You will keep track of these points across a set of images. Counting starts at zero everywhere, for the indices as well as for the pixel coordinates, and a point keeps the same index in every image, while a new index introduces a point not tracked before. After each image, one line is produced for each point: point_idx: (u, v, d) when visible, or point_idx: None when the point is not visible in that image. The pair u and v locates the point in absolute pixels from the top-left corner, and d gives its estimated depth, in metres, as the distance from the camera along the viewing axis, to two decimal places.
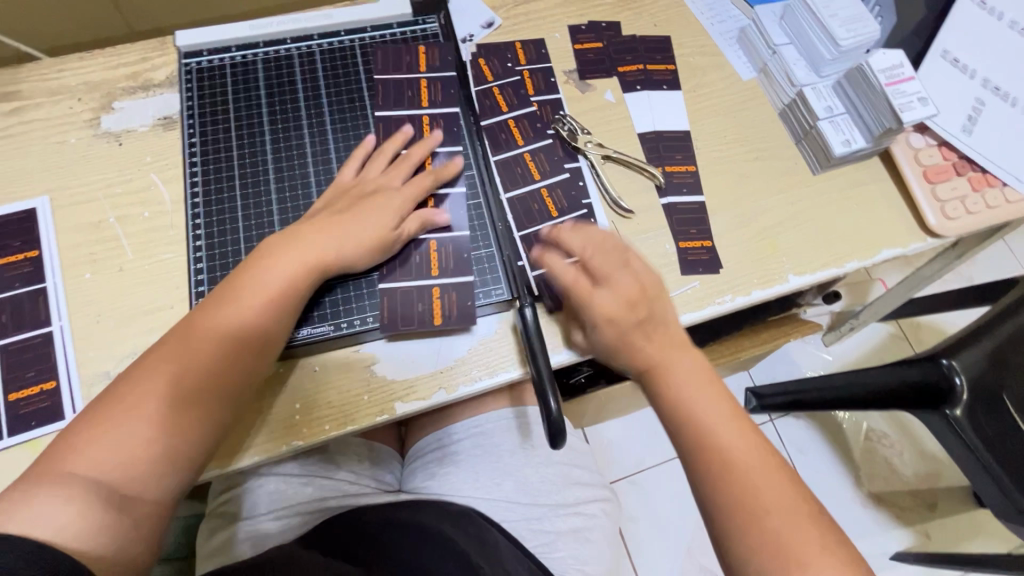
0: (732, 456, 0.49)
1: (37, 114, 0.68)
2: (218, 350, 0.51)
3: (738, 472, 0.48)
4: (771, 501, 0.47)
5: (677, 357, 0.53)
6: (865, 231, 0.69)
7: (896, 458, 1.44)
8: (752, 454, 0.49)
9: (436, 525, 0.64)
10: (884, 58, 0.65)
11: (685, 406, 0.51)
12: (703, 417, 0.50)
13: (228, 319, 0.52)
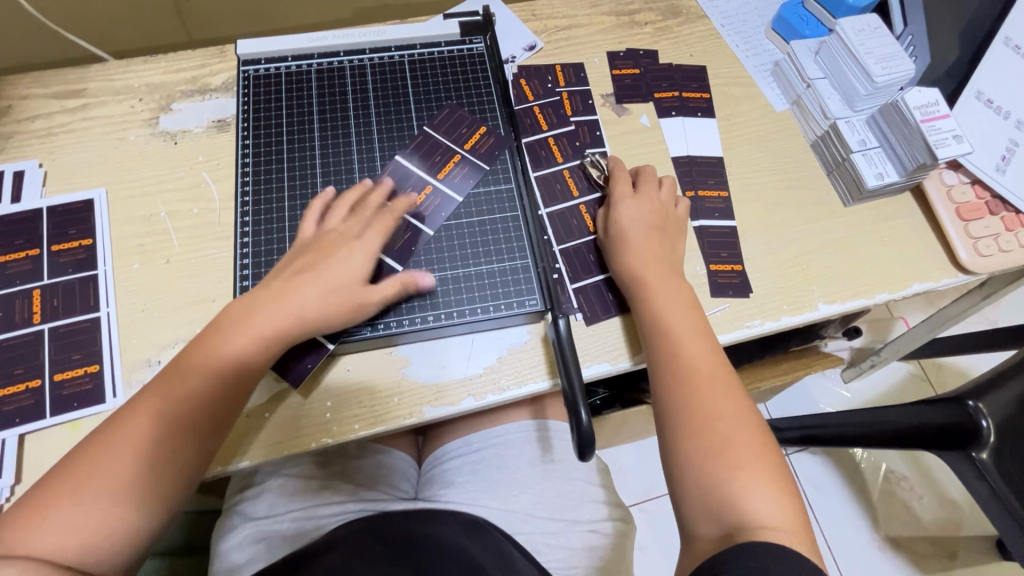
0: (704, 381, 0.54)
1: (100, 111, 0.71)
2: (195, 392, 0.52)
3: (703, 394, 0.53)
4: (727, 429, 0.52)
5: (665, 292, 0.60)
6: (896, 264, 0.70)
7: (915, 502, 1.41)
8: (723, 389, 0.54)
9: (454, 539, 0.63)
10: (919, 96, 0.66)
11: (674, 341, 0.57)
12: (680, 346, 0.56)
13: (215, 357, 0.53)
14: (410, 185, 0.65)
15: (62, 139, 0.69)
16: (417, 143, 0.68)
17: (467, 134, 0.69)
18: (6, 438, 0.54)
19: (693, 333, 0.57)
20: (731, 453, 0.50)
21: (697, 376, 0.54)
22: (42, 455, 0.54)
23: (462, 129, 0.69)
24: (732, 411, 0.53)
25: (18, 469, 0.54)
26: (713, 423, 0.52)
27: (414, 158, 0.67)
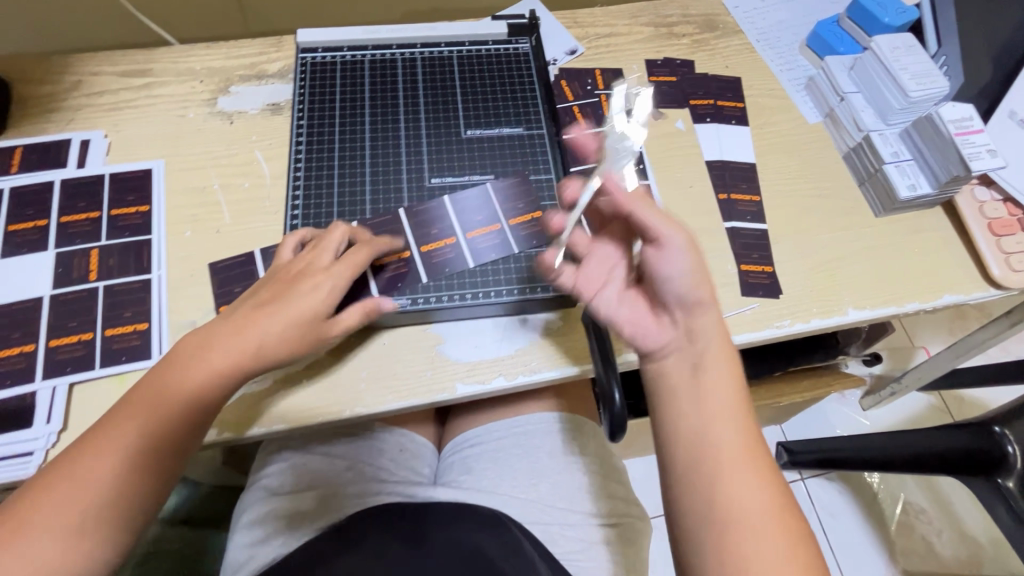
0: (729, 450, 0.45)
1: (164, 90, 0.75)
2: (154, 428, 0.50)
3: (724, 465, 0.45)
4: (745, 506, 0.43)
5: (703, 376, 0.48)
6: (927, 275, 0.70)
7: (934, 537, 1.37)
8: (748, 456, 0.45)
9: (471, 536, 0.64)
10: (954, 110, 0.68)
11: (698, 433, 0.46)
12: (710, 444, 0.46)
13: (185, 388, 0.51)
14: (438, 231, 0.65)
15: (127, 114, 0.73)
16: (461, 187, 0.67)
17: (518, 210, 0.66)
18: (56, 386, 0.56)
19: (721, 389, 0.48)
20: (751, 537, 0.42)
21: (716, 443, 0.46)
22: (86, 405, 0.56)
23: (516, 205, 0.67)
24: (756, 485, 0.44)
25: (66, 416, 0.55)
26: (735, 498, 0.44)
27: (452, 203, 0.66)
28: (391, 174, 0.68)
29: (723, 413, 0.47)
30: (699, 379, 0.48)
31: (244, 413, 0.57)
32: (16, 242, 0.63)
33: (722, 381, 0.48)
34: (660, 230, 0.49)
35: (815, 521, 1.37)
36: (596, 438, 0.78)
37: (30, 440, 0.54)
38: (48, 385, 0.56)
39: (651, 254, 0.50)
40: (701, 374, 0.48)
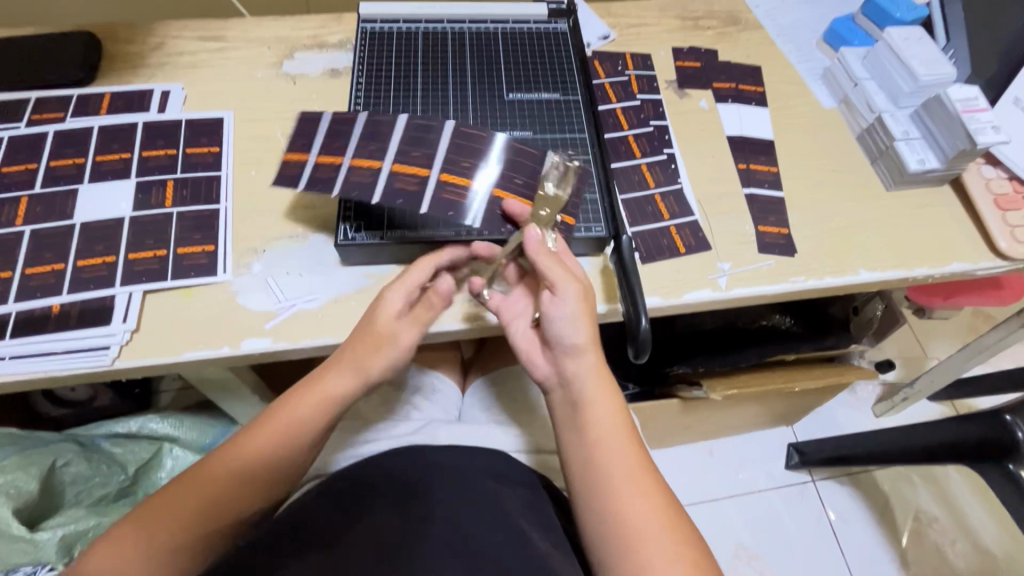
0: (622, 480, 0.56)
1: (236, 53, 0.84)
2: (247, 481, 0.57)
3: (619, 489, 0.55)
4: (641, 523, 0.54)
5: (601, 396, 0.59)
6: (935, 244, 0.74)
7: (948, 545, 1.29)
8: (636, 475, 0.56)
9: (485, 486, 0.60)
10: (960, 91, 0.73)
11: (596, 439, 0.58)
12: (603, 452, 0.57)
13: (249, 468, 0.57)
14: (461, 163, 0.62)
15: (202, 71, 0.81)
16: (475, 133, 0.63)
17: (513, 185, 0.63)
18: (132, 292, 0.62)
19: (614, 427, 0.58)
20: (647, 540, 0.53)
21: (611, 474, 0.56)
22: (159, 312, 0.62)
23: (517, 179, 0.63)
24: (647, 506, 0.55)
25: (140, 318, 0.62)
26: (631, 518, 0.54)
27: (471, 149, 0.63)
28: None
29: (617, 449, 0.57)
30: (599, 423, 0.58)
31: (300, 324, 0.63)
32: (103, 170, 0.70)
33: (615, 421, 0.59)
34: (553, 278, 0.58)
35: (825, 525, 1.30)
36: None
37: (107, 336, 0.60)
38: (125, 290, 0.62)
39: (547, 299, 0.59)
40: (579, 409, 0.59)
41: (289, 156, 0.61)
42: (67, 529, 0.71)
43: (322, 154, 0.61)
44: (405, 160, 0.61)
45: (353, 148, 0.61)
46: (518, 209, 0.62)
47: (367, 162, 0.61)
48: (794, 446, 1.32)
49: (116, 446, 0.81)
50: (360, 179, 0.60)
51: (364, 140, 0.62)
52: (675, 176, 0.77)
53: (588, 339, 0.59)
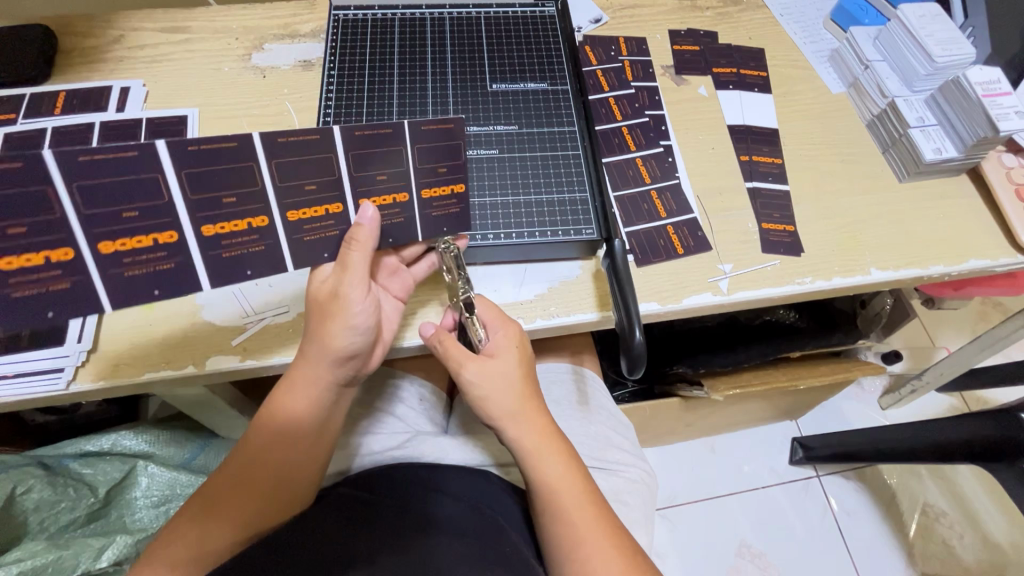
0: (559, 496, 0.52)
1: (201, 46, 0.78)
2: (281, 448, 0.54)
3: (582, 556, 0.51)
4: (582, 545, 0.51)
5: (548, 457, 0.53)
6: (952, 239, 0.69)
7: (955, 540, 1.19)
8: (599, 538, 0.51)
9: (468, 497, 0.57)
10: (981, 73, 0.68)
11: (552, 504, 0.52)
12: (561, 514, 0.52)
13: (280, 436, 0.54)
14: (378, 179, 0.53)
15: (165, 65, 0.76)
16: (379, 132, 0.51)
17: (442, 178, 0.56)
18: None
19: (540, 441, 0.54)
20: None
21: (552, 493, 0.53)
22: (117, 330, 0.59)
23: (439, 167, 0.55)
24: (588, 522, 0.52)
25: (97, 337, 0.58)
26: (572, 539, 0.51)
27: (379, 154, 0.52)
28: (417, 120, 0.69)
29: (548, 469, 0.53)
30: (525, 443, 0.53)
31: (268, 340, 0.59)
32: None
33: (542, 436, 0.54)
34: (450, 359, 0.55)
35: (830, 520, 1.19)
36: (606, 393, 0.77)
37: (63, 357, 0.56)
38: None
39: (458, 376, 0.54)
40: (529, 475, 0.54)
41: (109, 247, 0.47)
42: (27, 563, 0.68)
43: (114, 241, 0.47)
44: (297, 200, 0.52)
45: (187, 216, 0.48)
46: (371, 216, 0.54)
47: (232, 225, 0.51)
48: (797, 439, 1.24)
49: (85, 466, 0.78)
50: (254, 246, 0.52)
51: (194, 204, 0.48)
52: (672, 170, 0.72)
53: (522, 408, 0.54)
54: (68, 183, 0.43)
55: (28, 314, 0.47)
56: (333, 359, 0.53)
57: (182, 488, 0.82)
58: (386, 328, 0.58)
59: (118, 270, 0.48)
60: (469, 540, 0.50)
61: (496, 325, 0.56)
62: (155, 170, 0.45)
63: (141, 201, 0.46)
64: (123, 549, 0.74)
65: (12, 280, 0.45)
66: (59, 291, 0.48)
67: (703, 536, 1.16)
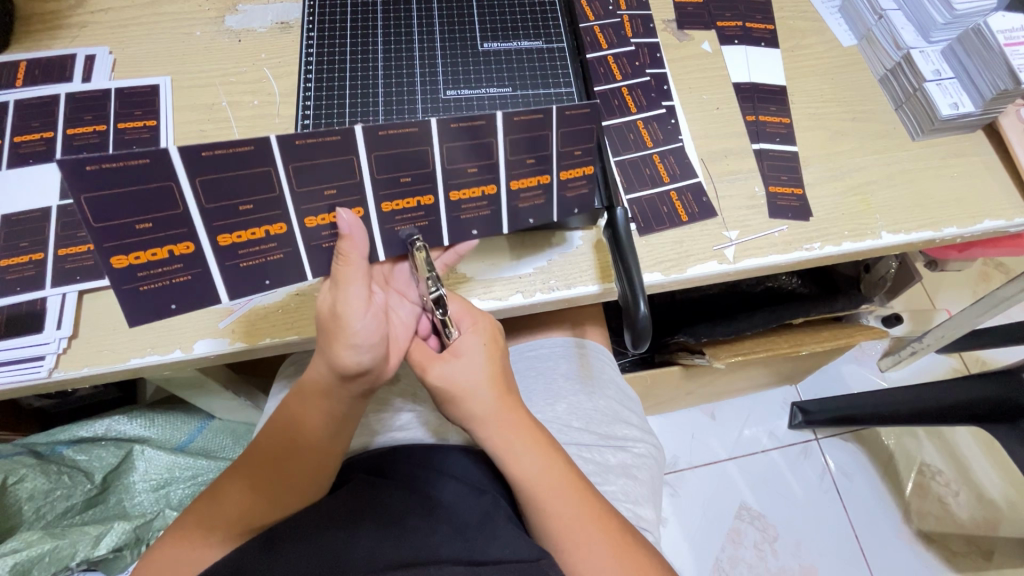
0: (546, 485, 0.51)
1: (170, 7, 0.72)
2: (288, 451, 0.52)
3: (572, 541, 0.50)
4: (566, 531, 0.50)
5: (524, 455, 0.51)
6: (967, 199, 0.67)
7: (951, 498, 1.20)
8: (589, 525, 0.50)
9: (468, 476, 0.56)
10: (1004, 20, 0.65)
11: (537, 495, 0.51)
12: (550, 505, 0.50)
13: (288, 442, 0.52)
14: (526, 162, 0.51)
15: (132, 30, 0.70)
16: (528, 118, 0.47)
17: (576, 161, 0.52)
18: (67, 293, 0.56)
19: (513, 435, 0.51)
20: None
21: (536, 485, 0.51)
22: (99, 314, 0.56)
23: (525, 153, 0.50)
24: (573, 508, 0.50)
25: (77, 323, 0.56)
26: (564, 523, 0.50)
27: (466, 142, 0.48)
28: (404, 86, 0.65)
29: (528, 463, 0.51)
30: (497, 444, 0.51)
31: (256, 323, 0.57)
32: (22, 153, 0.62)
33: (517, 429, 0.52)
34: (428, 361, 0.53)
35: (828, 482, 1.20)
36: (609, 364, 0.75)
37: (42, 344, 0.54)
38: (58, 291, 0.56)
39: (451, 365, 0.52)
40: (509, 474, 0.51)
41: (313, 222, 0.49)
42: (21, 555, 0.69)
43: (318, 216, 0.49)
44: (460, 182, 0.51)
45: (372, 194, 0.49)
46: (350, 222, 0.48)
47: (405, 202, 0.51)
48: (795, 405, 1.24)
49: (79, 453, 0.79)
50: (419, 223, 0.53)
51: (379, 183, 0.49)
52: (675, 133, 0.68)
53: (498, 414, 0.51)
54: (286, 165, 0.45)
55: (155, 305, 0.49)
56: (342, 377, 0.49)
57: (181, 471, 0.83)
58: (405, 335, 0.54)
59: (318, 242, 0.51)
60: (475, 526, 0.48)
61: (467, 322, 0.53)
62: (351, 152, 0.46)
63: (338, 179, 0.47)
64: (122, 534, 0.76)
65: (242, 251, 0.49)
66: (275, 261, 0.51)
67: (704, 501, 1.17)
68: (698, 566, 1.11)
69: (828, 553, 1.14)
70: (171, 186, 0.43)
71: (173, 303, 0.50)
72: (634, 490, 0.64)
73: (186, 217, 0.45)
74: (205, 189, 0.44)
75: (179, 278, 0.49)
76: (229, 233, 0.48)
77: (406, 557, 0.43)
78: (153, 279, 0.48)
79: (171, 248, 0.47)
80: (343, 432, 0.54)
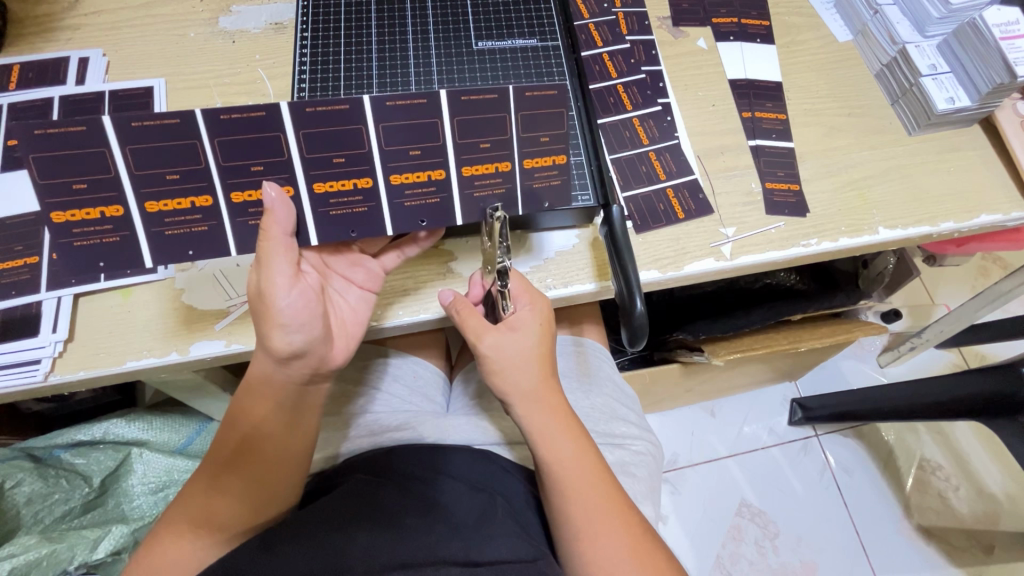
0: (569, 476, 0.51)
1: (163, 9, 0.71)
2: (256, 446, 0.52)
3: (587, 534, 0.50)
4: (585, 521, 0.50)
5: (558, 442, 0.52)
6: (964, 193, 0.67)
7: (951, 493, 1.20)
8: (605, 518, 0.50)
9: (469, 476, 0.56)
10: (999, 14, 0.65)
11: (564, 484, 0.51)
12: (574, 494, 0.51)
13: (252, 436, 0.52)
14: (468, 140, 0.48)
15: (126, 32, 0.70)
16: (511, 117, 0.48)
17: (545, 148, 0.49)
18: (62, 297, 0.56)
19: (549, 419, 0.53)
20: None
21: (564, 471, 0.51)
22: (96, 316, 0.56)
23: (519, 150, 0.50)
24: (593, 499, 0.51)
25: (72, 326, 0.56)
26: (581, 515, 0.50)
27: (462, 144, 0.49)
28: (399, 86, 0.65)
29: (558, 449, 0.52)
30: (533, 426, 0.53)
31: (251, 323, 0.57)
32: (14, 156, 0.62)
33: (552, 412, 0.53)
34: (470, 333, 0.53)
35: (828, 478, 1.20)
36: (608, 362, 0.75)
37: (38, 348, 0.54)
38: (53, 295, 0.56)
39: (498, 339, 0.53)
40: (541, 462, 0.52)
41: (239, 197, 0.48)
42: (19, 559, 0.69)
43: (244, 191, 0.48)
44: (402, 164, 0.49)
45: (302, 173, 0.48)
46: (277, 199, 0.47)
47: (339, 183, 0.49)
48: (795, 401, 1.24)
49: (76, 456, 0.79)
50: (357, 208, 0.51)
51: (308, 162, 0.47)
52: (671, 130, 0.68)
53: (539, 391, 0.53)
54: (211, 138, 0.45)
55: (84, 264, 0.49)
56: (278, 359, 0.50)
57: (180, 474, 0.83)
58: (350, 319, 0.55)
59: (245, 218, 0.50)
60: (474, 526, 0.48)
61: (524, 300, 0.55)
62: (277, 129, 0.45)
63: (265, 156, 0.46)
64: (119, 538, 0.77)
65: (169, 219, 0.48)
66: (200, 233, 0.49)
67: (704, 498, 1.17)
68: (698, 563, 1.11)
69: (828, 549, 1.14)
70: (105, 152, 0.44)
71: (100, 263, 0.50)
72: (633, 488, 0.64)
73: (117, 181, 0.45)
74: (136, 156, 0.44)
75: (108, 239, 0.49)
76: (156, 201, 0.47)
77: (406, 558, 0.43)
78: (87, 237, 0.48)
79: (103, 210, 0.47)
80: (296, 423, 0.53)
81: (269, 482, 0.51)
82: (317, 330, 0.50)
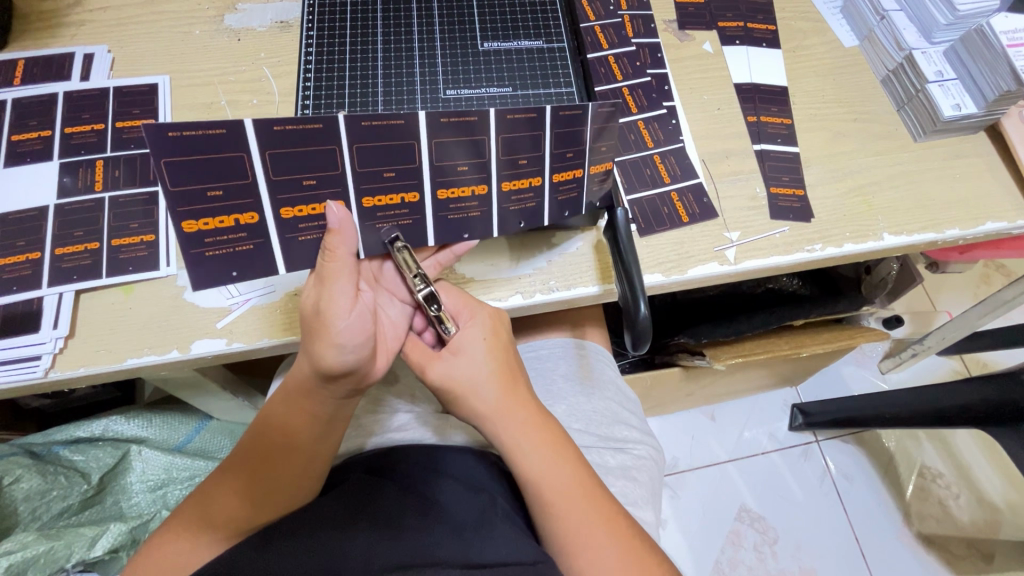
0: (549, 488, 0.50)
1: (169, 6, 0.71)
2: (267, 450, 0.52)
3: (576, 539, 0.49)
4: (572, 528, 0.49)
5: (529, 456, 0.51)
6: (969, 200, 0.67)
7: (951, 501, 1.19)
8: (595, 526, 0.49)
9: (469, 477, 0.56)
10: (1007, 21, 0.65)
11: (544, 495, 0.50)
12: (556, 503, 0.50)
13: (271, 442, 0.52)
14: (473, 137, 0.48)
15: (131, 29, 0.70)
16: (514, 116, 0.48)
17: (569, 164, 0.53)
18: (62, 293, 0.56)
19: (523, 433, 0.51)
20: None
21: (543, 483, 0.50)
22: (97, 312, 0.56)
23: (520, 159, 0.52)
24: (580, 507, 0.50)
25: (73, 323, 0.55)
26: (568, 521, 0.50)
27: (469, 143, 0.49)
28: (404, 87, 0.65)
29: (532, 462, 0.50)
30: (506, 441, 0.51)
31: (254, 323, 0.56)
32: (20, 151, 0.62)
33: (524, 428, 0.51)
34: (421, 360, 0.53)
35: (829, 484, 1.20)
36: (609, 365, 0.75)
37: (38, 344, 0.54)
38: (54, 291, 0.56)
39: (451, 359, 0.52)
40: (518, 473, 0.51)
41: (289, 213, 0.49)
42: (16, 556, 0.68)
43: (375, 195, 0.50)
44: (447, 180, 0.51)
45: (353, 186, 0.49)
46: (339, 217, 0.48)
47: (387, 197, 0.51)
48: (795, 407, 1.23)
49: (76, 453, 0.79)
50: (402, 220, 0.53)
51: (360, 175, 0.49)
52: (676, 133, 0.68)
53: (502, 408, 0.51)
54: (262, 152, 0.45)
55: (215, 272, 0.49)
56: (323, 374, 0.48)
57: (179, 472, 0.84)
58: (393, 333, 0.54)
59: (294, 234, 0.50)
60: (474, 527, 0.48)
61: (465, 314, 0.54)
62: (334, 142, 0.46)
63: (320, 169, 0.47)
64: (117, 536, 0.76)
65: (209, 239, 0.48)
66: (245, 252, 0.49)
67: (704, 503, 1.17)
68: (697, 568, 1.11)
69: (828, 555, 1.13)
70: (243, 157, 0.44)
71: (233, 272, 0.50)
72: (634, 493, 0.63)
73: (253, 188, 0.46)
74: (172, 172, 0.43)
75: (241, 248, 0.49)
76: (195, 219, 0.46)
77: (403, 559, 0.43)
78: (218, 246, 0.48)
79: (237, 216, 0.47)
80: (326, 435, 0.53)
81: (273, 487, 0.51)
82: (370, 349, 0.49)
